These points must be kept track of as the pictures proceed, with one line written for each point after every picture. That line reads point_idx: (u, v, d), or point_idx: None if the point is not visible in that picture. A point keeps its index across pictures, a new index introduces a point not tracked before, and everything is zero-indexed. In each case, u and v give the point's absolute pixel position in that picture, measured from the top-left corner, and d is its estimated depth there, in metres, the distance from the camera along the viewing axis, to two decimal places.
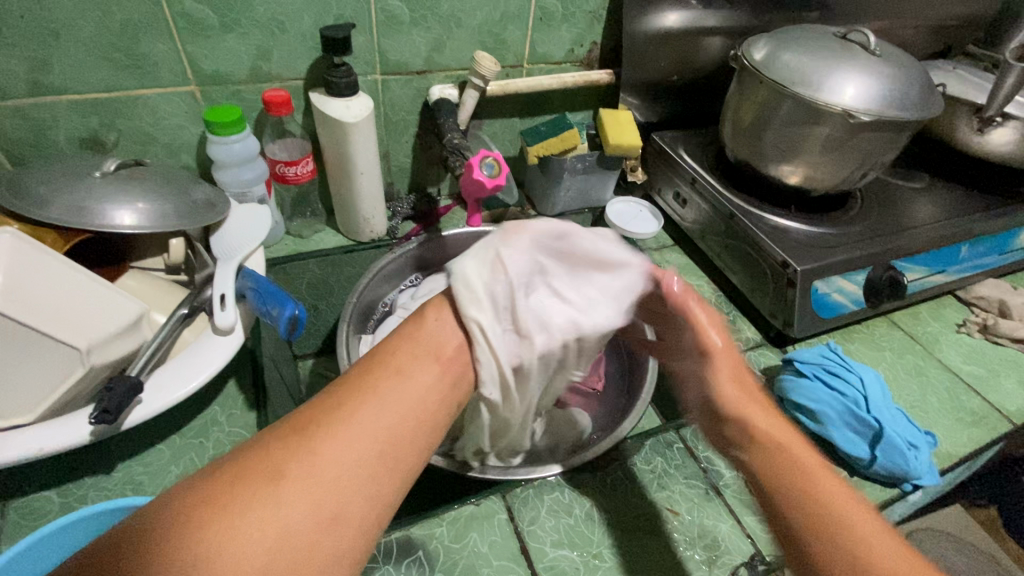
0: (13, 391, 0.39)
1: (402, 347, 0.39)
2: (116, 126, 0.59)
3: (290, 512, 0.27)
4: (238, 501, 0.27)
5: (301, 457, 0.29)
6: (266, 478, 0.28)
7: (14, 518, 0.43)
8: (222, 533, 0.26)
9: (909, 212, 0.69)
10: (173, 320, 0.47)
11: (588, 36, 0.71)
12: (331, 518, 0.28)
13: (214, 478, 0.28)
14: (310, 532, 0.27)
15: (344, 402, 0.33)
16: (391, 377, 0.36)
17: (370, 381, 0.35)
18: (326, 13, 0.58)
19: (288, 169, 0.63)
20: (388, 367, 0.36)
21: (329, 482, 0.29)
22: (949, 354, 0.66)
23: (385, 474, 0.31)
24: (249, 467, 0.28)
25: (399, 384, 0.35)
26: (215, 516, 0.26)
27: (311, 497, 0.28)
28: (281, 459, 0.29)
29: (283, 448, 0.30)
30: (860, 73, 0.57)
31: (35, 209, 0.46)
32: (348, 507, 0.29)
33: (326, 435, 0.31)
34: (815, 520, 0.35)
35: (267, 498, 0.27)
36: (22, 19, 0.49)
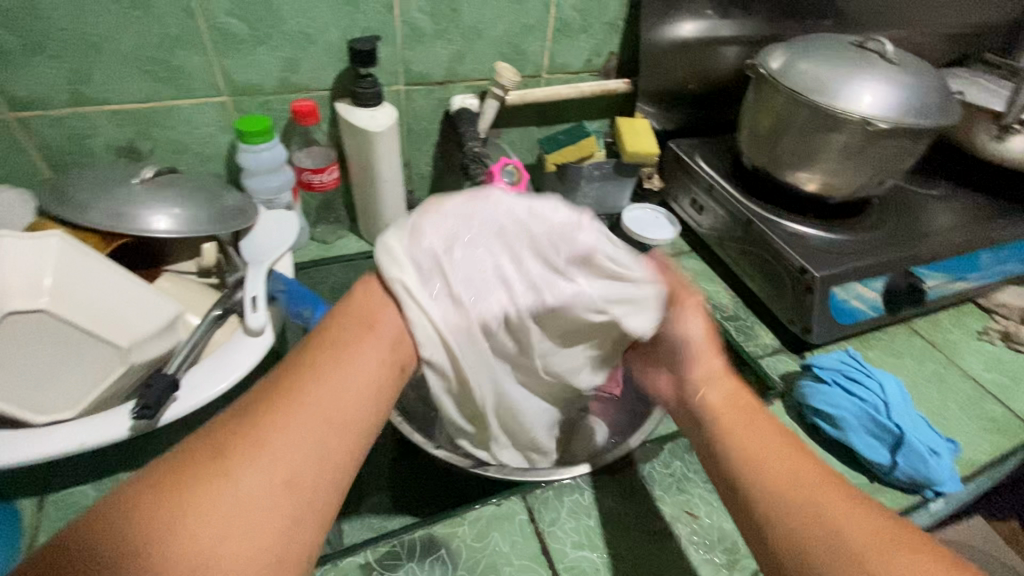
0: (58, 387, 0.41)
1: (342, 319, 0.39)
2: (151, 135, 0.61)
3: (247, 481, 0.30)
4: (198, 480, 0.29)
5: (245, 443, 0.31)
6: (221, 455, 0.30)
7: (52, 511, 0.44)
8: (169, 519, 0.27)
9: (928, 219, 0.69)
10: (208, 321, 0.48)
11: (606, 47, 0.72)
12: (284, 484, 0.30)
13: (175, 463, 0.30)
14: (264, 500, 0.30)
15: (284, 385, 0.34)
16: (332, 355, 0.37)
17: (309, 363, 0.36)
18: (352, 26, 0.60)
19: (313, 177, 0.65)
20: (328, 346, 0.37)
21: (274, 458, 0.31)
22: (970, 361, 0.65)
23: (333, 437, 0.33)
24: (207, 448, 0.30)
25: (342, 357, 0.36)
26: (158, 507, 0.28)
27: (264, 466, 0.30)
28: (235, 438, 0.31)
29: (231, 434, 0.31)
30: (877, 82, 0.57)
31: (78, 214, 0.48)
32: (299, 472, 0.31)
33: (270, 414, 0.32)
34: (801, 517, 0.34)
35: (225, 474, 0.29)
36: (66, 33, 0.52)
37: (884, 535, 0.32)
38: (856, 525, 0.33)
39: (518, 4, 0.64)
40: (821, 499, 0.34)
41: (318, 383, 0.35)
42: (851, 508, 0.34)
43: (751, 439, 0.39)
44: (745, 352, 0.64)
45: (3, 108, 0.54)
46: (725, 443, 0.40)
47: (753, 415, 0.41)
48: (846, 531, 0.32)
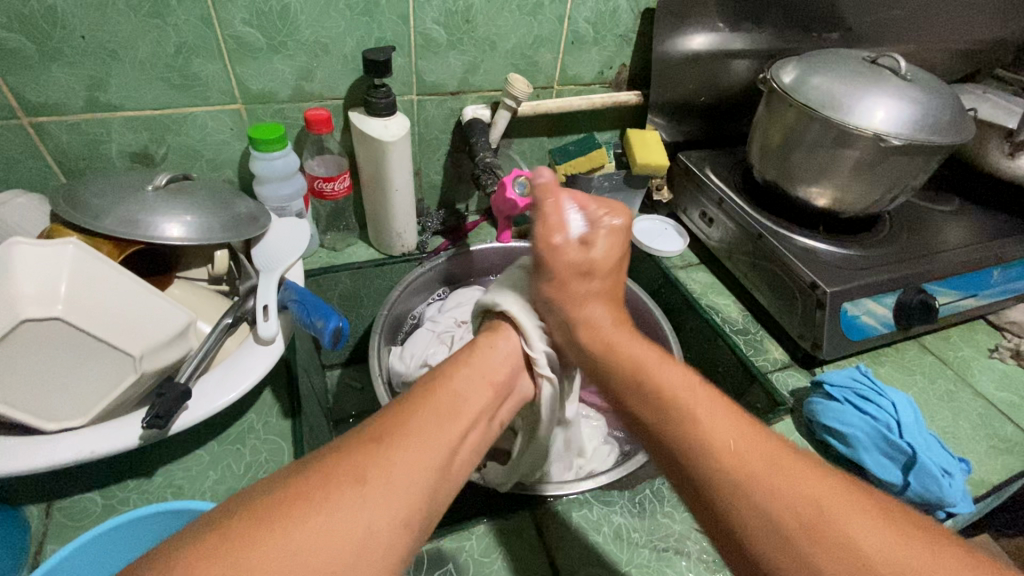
0: (70, 393, 0.41)
1: (455, 371, 0.41)
2: (166, 141, 0.61)
3: (377, 512, 0.28)
4: (326, 501, 0.27)
5: (380, 465, 0.30)
6: (352, 480, 0.28)
7: (60, 519, 0.44)
8: (305, 530, 0.26)
9: (939, 236, 0.69)
10: (219, 329, 0.48)
11: (618, 59, 0.73)
12: (405, 523, 0.29)
13: (290, 483, 0.28)
14: (390, 534, 0.28)
15: (411, 415, 0.34)
16: (448, 403, 0.37)
17: (430, 400, 0.36)
18: (367, 36, 0.60)
19: (326, 185, 0.65)
20: (443, 390, 0.38)
21: (405, 488, 0.29)
22: (981, 379, 0.65)
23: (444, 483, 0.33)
24: (333, 469, 0.29)
25: (456, 403, 0.37)
26: (290, 521, 0.26)
27: (389, 501, 0.29)
28: (362, 464, 0.29)
29: (353, 461, 0.29)
30: (890, 98, 0.57)
31: (92, 220, 0.48)
32: (417, 512, 0.30)
33: (402, 440, 0.32)
34: (800, 528, 0.30)
35: (356, 498, 0.28)
36: (84, 40, 0.52)
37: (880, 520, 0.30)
38: (848, 521, 0.30)
39: (532, 15, 0.65)
40: (813, 493, 0.31)
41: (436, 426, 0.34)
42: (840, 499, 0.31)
43: (702, 425, 0.35)
44: (754, 367, 0.64)
45: (20, 112, 0.55)
46: (716, 483, 0.33)
47: (688, 390, 0.38)
48: (847, 528, 0.29)
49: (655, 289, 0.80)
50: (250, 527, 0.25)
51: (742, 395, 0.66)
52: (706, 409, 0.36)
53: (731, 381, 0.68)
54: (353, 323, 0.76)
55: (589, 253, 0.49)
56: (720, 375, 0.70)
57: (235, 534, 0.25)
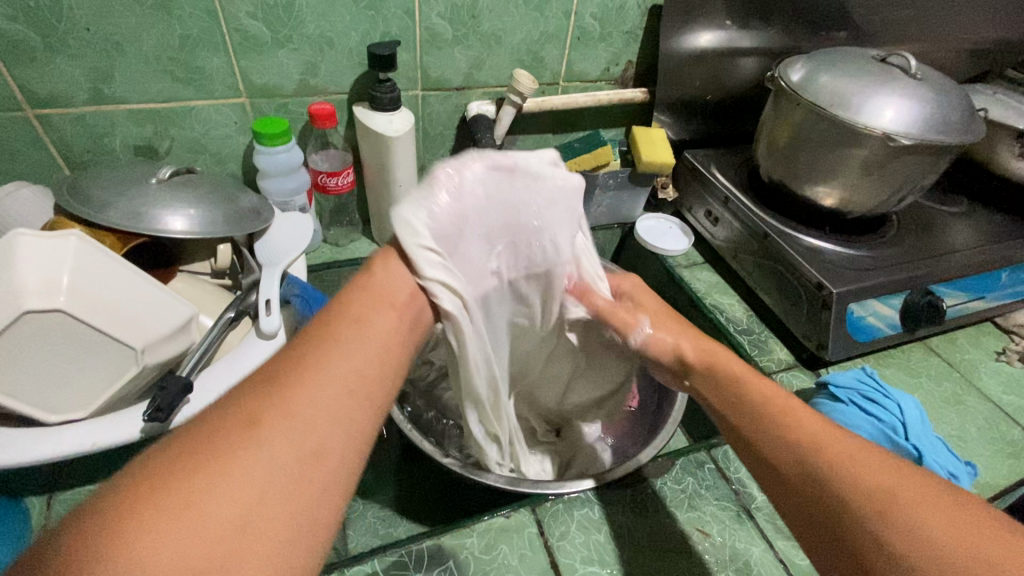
0: (70, 386, 0.41)
1: (353, 294, 0.36)
2: (170, 134, 0.61)
3: (276, 451, 0.26)
4: (216, 452, 0.25)
5: (275, 404, 0.28)
6: (244, 425, 0.27)
7: (60, 510, 0.44)
8: (205, 479, 0.24)
9: (947, 237, 0.68)
10: (221, 323, 0.48)
11: (624, 55, 0.72)
12: (314, 452, 0.27)
13: (179, 442, 0.26)
14: (297, 469, 0.26)
15: (307, 351, 0.31)
16: (351, 327, 0.33)
17: (331, 331, 0.33)
18: (373, 30, 0.60)
19: (329, 180, 0.65)
20: (347, 316, 0.34)
21: (304, 422, 0.28)
22: (988, 383, 0.64)
23: (358, 408, 0.30)
24: (224, 420, 0.27)
25: (359, 327, 0.34)
26: (191, 471, 0.24)
27: (286, 438, 0.27)
28: (256, 407, 0.27)
29: (243, 408, 0.27)
30: (900, 97, 0.56)
31: (95, 212, 0.48)
32: (328, 441, 0.28)
33: (299, 378, 0.29)
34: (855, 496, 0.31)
35: (247, 444, 0.26)
36: (88, 32, 0.52)
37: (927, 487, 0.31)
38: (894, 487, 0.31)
39: (538, 11, 0.64)
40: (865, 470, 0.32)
41: (337, 353, 0.31)
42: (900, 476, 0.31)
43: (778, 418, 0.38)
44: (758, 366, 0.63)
45: (25, 105, 0.55)
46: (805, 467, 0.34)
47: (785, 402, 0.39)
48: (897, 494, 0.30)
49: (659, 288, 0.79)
50: (141, 491, 0.23)
51: None
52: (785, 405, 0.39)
53: None
54: None
55: (648, 307, 0.54)
56: None
57: (138, 485, 0.23)
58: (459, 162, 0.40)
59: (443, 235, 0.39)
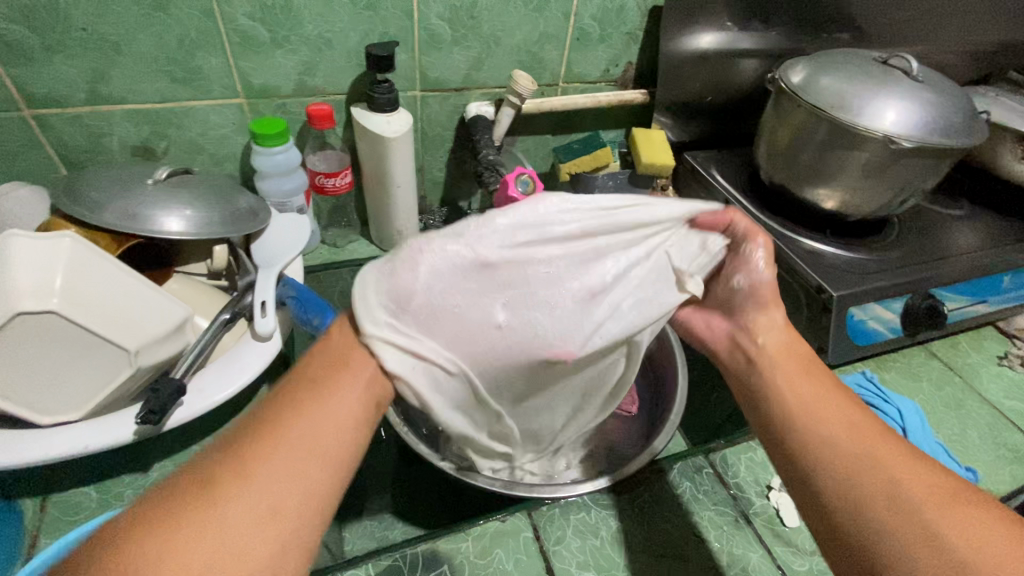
0: (64, 388, 0.41)
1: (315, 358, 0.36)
2: (168, 135, 0.61)
3: (228, 517, 0.27)
4: (174, 520, 0.27)
5: (230, 471, 0.29)
6: (203, 488, 0.28)
7: (54, 513, 0.44)
8: (159, 547, 0.26)
9: (948, 240, 0.68)
10: (216, 325, 0.48)
11: (624, 57, 0.72)
12: (271, 514, 0.28)
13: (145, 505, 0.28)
14: (251, 532, 0.28)
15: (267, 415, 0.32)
16: (310, 389, 0.34)
17: (290, 394, 0.34)
18: (371, 30, 0.60)
19: (327, 181, 0.64)
20: (309, 378, 0.35)
21: (257, 488, 0.29)
22: (989, 387, 0.63)
23: (315, 469, 0.31)
24: (180, 488, 0.28)
25: (315, 393, 0.34)
26: (148, 541, 0.26)
27: (244, 502, 0.28)
28: (211, 475, 0.29)
29: (204, 472, 0.29)
30: (901, 100, 0.56)
31: (90, 213, 0.48)
32: (285, 502, 0.29)
33: (256, 443, 0.30)
34: (885, 515, 0.32)
35: (203, 512, 0.27)
36: (86, 32, 0.52)
37: (960, 507, 0.32)
38: (925, 509, 0.32)
39: (538, 12, 0.64)
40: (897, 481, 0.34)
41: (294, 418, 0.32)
42: (933, 493, 0.33)
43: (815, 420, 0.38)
44: None
45: (22, 104, 0.54)
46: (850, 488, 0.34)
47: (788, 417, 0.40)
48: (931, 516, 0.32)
49: None
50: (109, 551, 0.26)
51: None
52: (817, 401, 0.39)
53: None
54: None
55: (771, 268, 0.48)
56: None
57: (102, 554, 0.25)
58: (429, 236, 0.37)
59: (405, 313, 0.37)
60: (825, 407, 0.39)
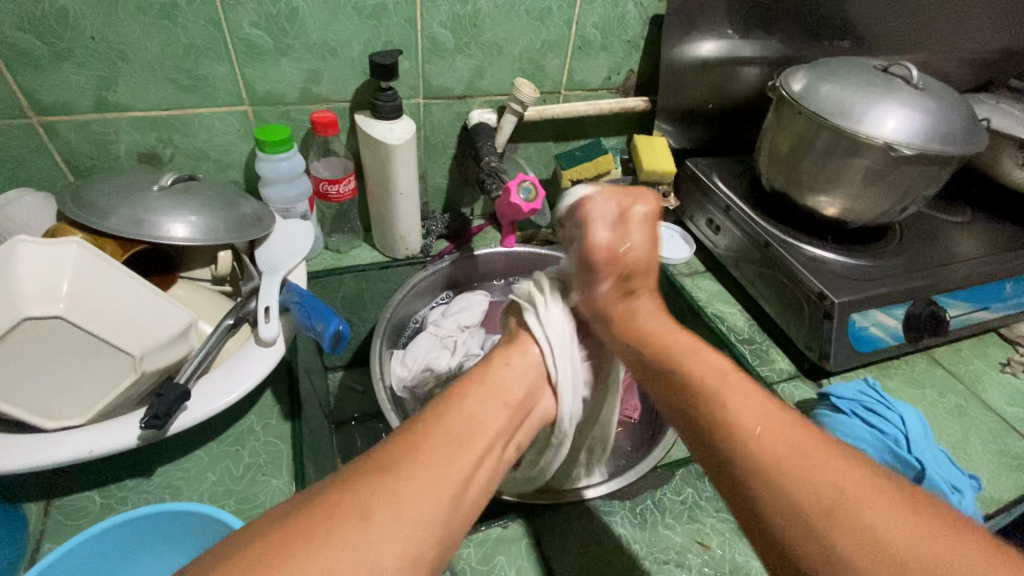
0: (68, 394, 0.41)
1: (471, 392, 0.39)
2: (173, 142, 0.62)
3: (379, 549, 0.27)
4: (328, 541, 0.26)
5: (385, 494, 0.29)
6: (356, 518, 0.27)
7: (57, 517, 0.44)
8: (312, 560, 0.25)
9: (950, 247, 0.68)
10: (220, 330, 0.48)
11: (626, 65, 0.72)
12: (413, 557, 0.28)
13: (291, 518, 0.27)
14: (397, 571, 0.27)
15: (421, 445, 0.32)
16: (459, 424, 0.35)
17: (444, 424, 0.35)
18: (375, 39, 0.60)
19: (331, 187, 0.65)
20: (461, 411, 0.37)
21: (409, 519, 0.29)
22: (992, 394, 0.63)
23: (454, 518, 0.31)
24: (341, 502, 0.28)
25: (472, 429, 0.35)
26: (309, 548, 0.26)
27: (386, 551, 0.27)
28: (368, 497, 0.28)
29: (351, 502, 0.28)
30: (902, 107, 0.56)
31: (97, 219, 0.48)
32: (425, 547, 0.28)
33: (410, 467, 0.31)
34: (818, 510, 0.29)
35: (361, 534, 0.27)
36: (93, 41, 0.53)
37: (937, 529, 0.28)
38: (855, 503, 0.29)
39: (540, 21, 0.64)
40: (869, 515, 0.29)
41: (450, 453, 0.33)
42: (863, 485, 0.30)
43: (728, 411, 0.35)
44: (760, 377, 0.63)
45: (29, 111, 0.55)
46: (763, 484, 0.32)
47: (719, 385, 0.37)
48: (862, 508, 0.29)
49: (660, 296, 0.79)
50: (259, 566, 0.25)
51: None
52: (736, 392, 0.37)
53: None
54: (356, 326, 0.75)
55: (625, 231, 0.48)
56: None
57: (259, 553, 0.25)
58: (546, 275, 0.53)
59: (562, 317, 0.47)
60: (734, 392, 0.37)
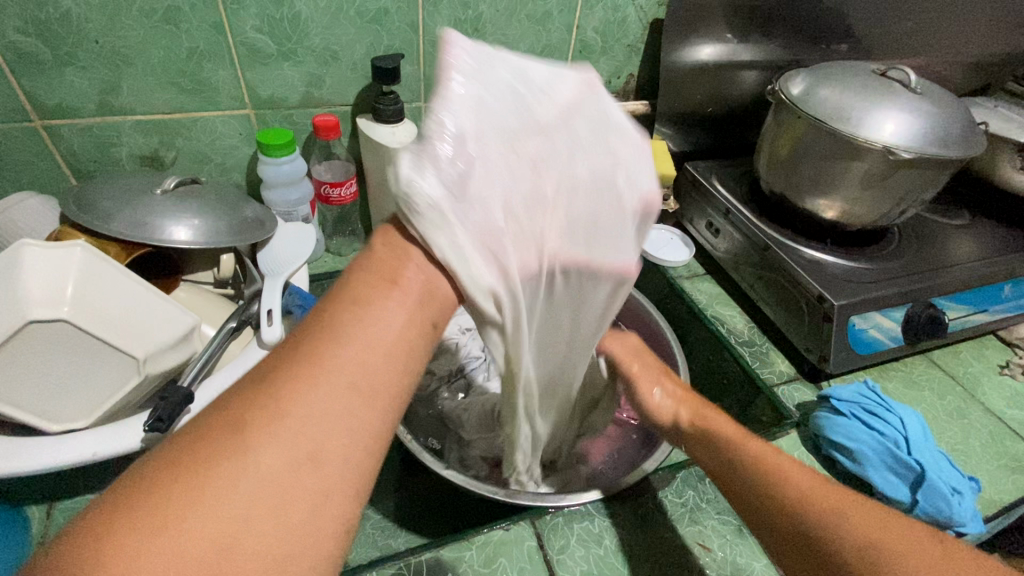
0: (71, 396, 0.41)
1: (348, 280, 0.30)
2: (175, 145, 0.62)
3: (261, 461, 0.23)
4: (202, 464, 0.23)
5: (260, 410, 0.25)
6: (228, 431, 0.24)
7: (60, 520, 0.44)
8: (187, 492, 0.22)
9: (948, 249, 0.68)
10: (223, 333, 0.49)
11: (626, 68, 0.73)
12: (307, 457, 0.24)
13: (163, 457, 0.24)
14: (287, 479, 0.24)
15: (301, 344, 0.27)
16: (345, 308, 0.28)
17: (331, 318, 0.28)
18: (376, 43, 0.61)
19: (332, 190, 0.65)
20: (346, 295, 0.29)
21: (298, 423, 0.24)
22: (991, 397, 0.64)
23: (359, 409, 0.26)
24: (209, 427, 0.24)
25: (357, 315, 0.28)
26: (185, 479, 0.23)
27: (270, 464, 0.24)
28: (244, 411, 0.25)
29: (219, 427, 0.24)
30: (899, 112, 0.57)
31: (100, 223, 0.48)
32: (324, 442, 0.25)
33: (288, 375, 0.26)
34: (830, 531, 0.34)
35: (236, 453, 0.23)
36: (97, 45, 0.53)
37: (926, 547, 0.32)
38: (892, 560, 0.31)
39: (541, 25, 0.65)
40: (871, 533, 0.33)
41: (331, 350, 0.27)
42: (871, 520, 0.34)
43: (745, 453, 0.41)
44: (760, 379, 0.63)
45: (33, 116, 0.55)
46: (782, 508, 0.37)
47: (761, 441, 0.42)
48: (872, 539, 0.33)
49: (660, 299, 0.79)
50: (98, 536, 0.21)
51: (747, 408, 0.65)
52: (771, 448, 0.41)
53: (736, 395, 0.67)
54: None
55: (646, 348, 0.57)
56: (725, 390, 0.68)
57: (135, 490, 0.22)
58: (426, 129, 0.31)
59: (444, 174, 0.30)
60: (754, 445, 0.42)
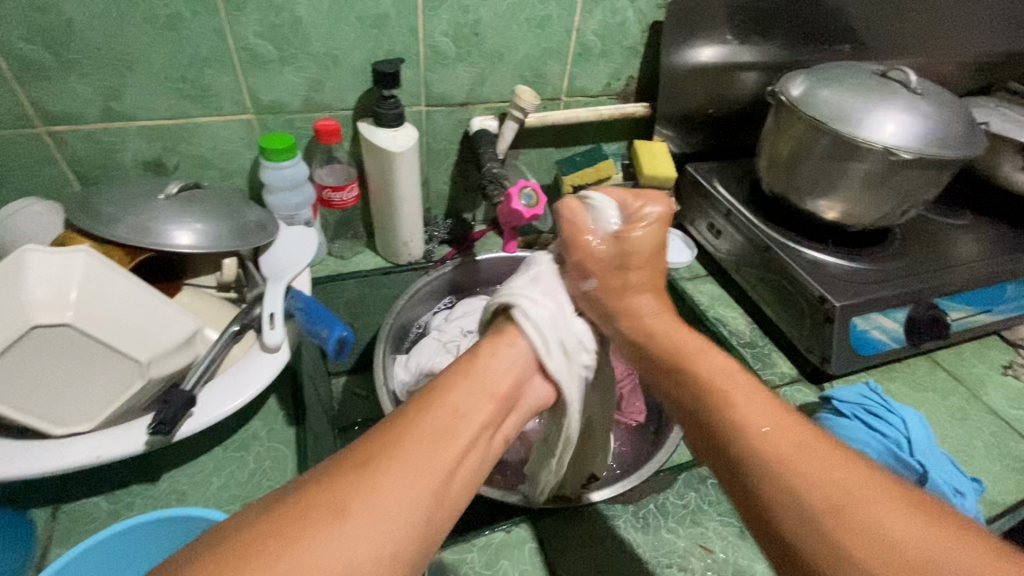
0: (77, 400, 0.42)
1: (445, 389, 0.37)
2: (178, 150, 0.62)
3: (354, 547, 0.27)
4: (303, 535, 0.26)
5: (363, 492, 0.28)
6: (333, 513, 0.27)
7: (65, 522, 0.45)
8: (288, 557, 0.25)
9: (951, 250, 0.68)
10: (226, 337, 0.49)
11: (626, 70, 0.73)
12: (391, 555, 0.28)
13: (270, 514, 0.27)
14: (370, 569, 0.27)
15: (404, 437, 0.32)
16: (445, 416, 0.35)
17: (429, 419, 0.34)
18: (377, 48, 0.61)
19: (334, 194, 0.65)
20: (445, 403, 0.36)
21: (391, 513, 0.28)
22: (994, 397, 0.63)
23: (436, 516, 0.30)
24: (319, 497, 0.28)
25: (455, 422, 0.35)
26: (287, 543, 0.26)
27: (360, 547, 0.27)
28: (347, 492, 0.28)
29: (323, 499, 0.28)
30: (900, 112, 0.57)
31: (104, 228, 0.49)
32: (404, 543, 0.28)
33: (390, 462, 0.30)
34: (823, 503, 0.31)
35: (335, 530, 0.27)
36: (100, 52, 0.54)
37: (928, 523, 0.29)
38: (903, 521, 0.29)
39: (540, 28, 0.65)
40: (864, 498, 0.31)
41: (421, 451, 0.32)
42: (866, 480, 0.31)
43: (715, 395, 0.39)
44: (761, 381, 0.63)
45: (38, 122, 0.56)
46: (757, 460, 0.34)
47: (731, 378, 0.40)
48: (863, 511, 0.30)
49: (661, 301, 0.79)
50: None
51: None
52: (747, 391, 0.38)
53: None
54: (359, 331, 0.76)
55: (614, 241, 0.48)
56: None
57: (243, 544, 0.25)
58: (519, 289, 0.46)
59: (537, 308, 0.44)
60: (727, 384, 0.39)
